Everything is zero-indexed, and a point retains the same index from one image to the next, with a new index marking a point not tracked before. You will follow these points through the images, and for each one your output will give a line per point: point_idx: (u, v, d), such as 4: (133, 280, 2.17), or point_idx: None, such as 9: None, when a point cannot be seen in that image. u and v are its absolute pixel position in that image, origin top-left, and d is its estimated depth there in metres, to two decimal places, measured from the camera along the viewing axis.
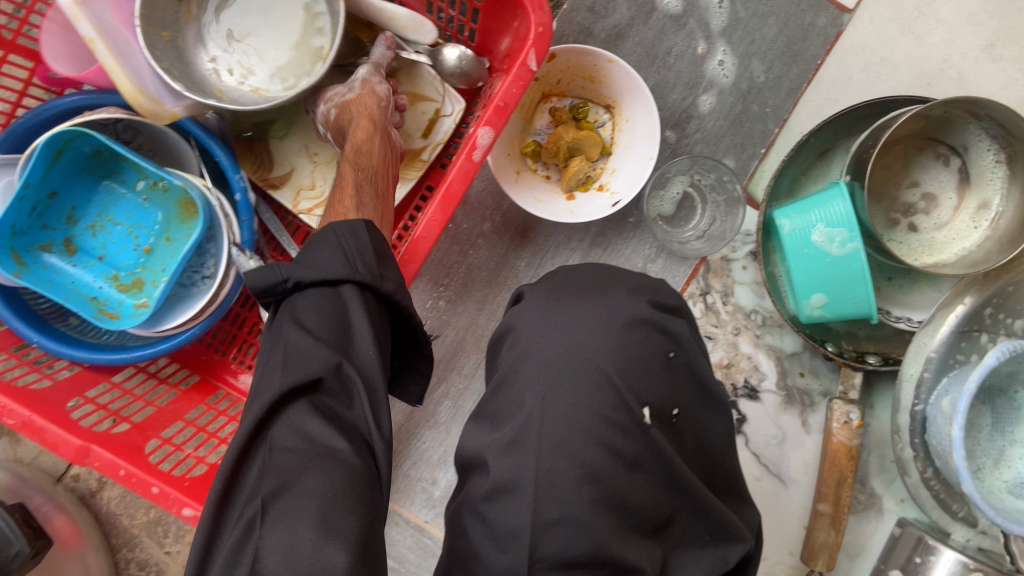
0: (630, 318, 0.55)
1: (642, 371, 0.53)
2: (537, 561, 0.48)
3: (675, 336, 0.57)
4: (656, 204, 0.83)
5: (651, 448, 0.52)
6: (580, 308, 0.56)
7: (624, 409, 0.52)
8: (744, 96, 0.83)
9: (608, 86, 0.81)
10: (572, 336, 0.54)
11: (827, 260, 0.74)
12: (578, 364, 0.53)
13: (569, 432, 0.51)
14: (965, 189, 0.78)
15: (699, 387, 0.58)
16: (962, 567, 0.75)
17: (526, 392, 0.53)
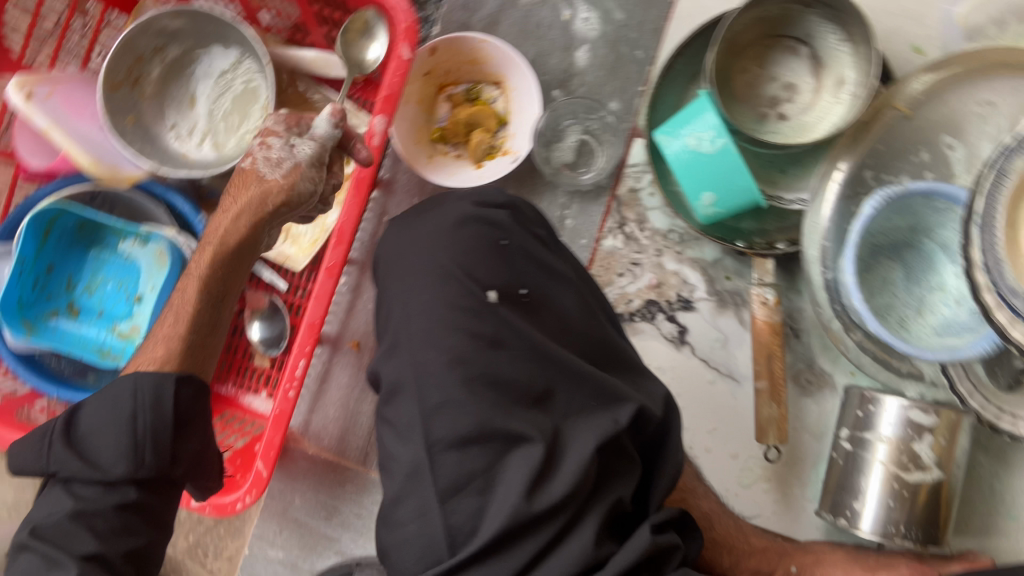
0: (459, 218, 0.67)
1: (480, 261, 0.64)
2: (434, 445, 0.58)
3: (500, 224, 0.67)
4: (558, 154, 0.92)
5: (501, 322, 0.62)
6: (425, 227, 0.68)
7: (468, 294, 0.63)
8: (615, 46, 0.93)
9: (489, 64, 0.92)
10: (422, 248, 0.67)
11: (704, 160, 0.82)
12: (438, 267, 0.65)
13: (426, 322, 0.62)
14: (819, 72, 0.85)
15: (542, 267, 0.67)
16: (903, 409, 0.78)
17: (393, 304, 0.66)
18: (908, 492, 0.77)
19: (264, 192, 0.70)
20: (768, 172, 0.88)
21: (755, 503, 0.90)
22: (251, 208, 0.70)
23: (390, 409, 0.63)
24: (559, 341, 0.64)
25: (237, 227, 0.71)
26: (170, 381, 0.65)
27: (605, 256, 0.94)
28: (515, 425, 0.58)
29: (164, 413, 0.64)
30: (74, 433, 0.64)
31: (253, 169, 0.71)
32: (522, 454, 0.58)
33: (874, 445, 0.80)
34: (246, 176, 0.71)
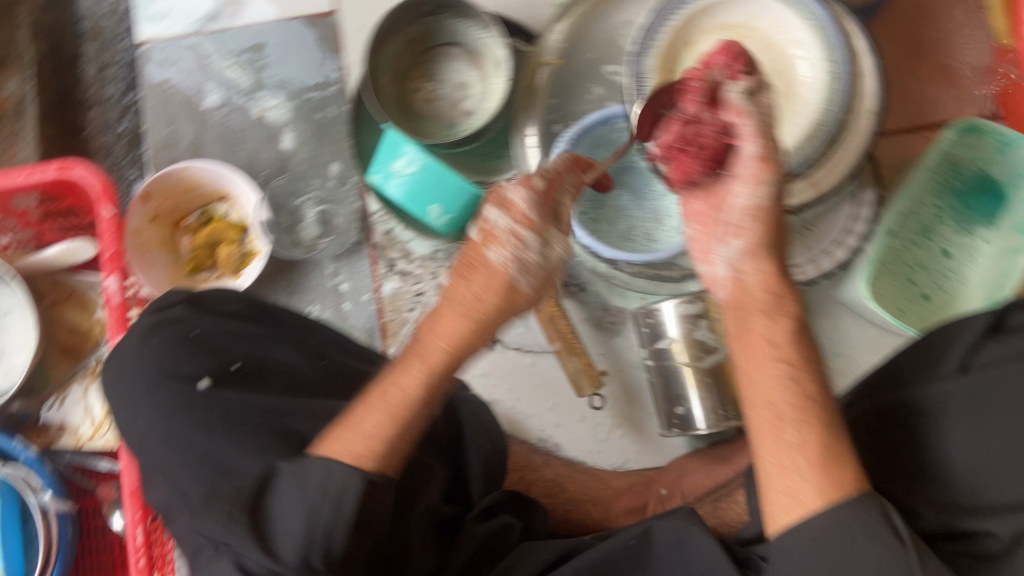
0: (149, 330, 0.70)
1: (181, 360, 0.67)
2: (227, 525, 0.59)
3: (190, 318, 0.70)
4: (305, 233, 0.97)
5: (225, 402, 0.64)
6: (122, 356, 0.70)
7: (181, 391, 0.65)
8: (311, 121, 0.99)
9: (204, 186, 0.97)
10: (130, 372, 0.68)
11: (415, 180, 0.86)
12: (148, 383, 0.66)
13: (161, 431, 0.64)
14: (479, 64, 0.91)
15: (244, 337, 0.70)
16: (677, 308, 0.82)
17: (131, 434, 0.67)
18: (711, 377, 0.82)
19: (488, 289, 0.60)
20: (486, 165, 0.93)
21: (619, 451, 0.93)
22: (461, 339, 0.60)
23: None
24: (293, 392, 0.67)
25: (421, 410, 0.59)
26: (360, 475, 0.55)
27: (391, 299, 0.97)
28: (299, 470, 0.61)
29: (346, 519, 0.54)
30: (268, 498, 0.56)
31: (496, 259, 0.61)
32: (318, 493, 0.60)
33: (670, 348, 0.83)
34: (478, 261, 0.61)
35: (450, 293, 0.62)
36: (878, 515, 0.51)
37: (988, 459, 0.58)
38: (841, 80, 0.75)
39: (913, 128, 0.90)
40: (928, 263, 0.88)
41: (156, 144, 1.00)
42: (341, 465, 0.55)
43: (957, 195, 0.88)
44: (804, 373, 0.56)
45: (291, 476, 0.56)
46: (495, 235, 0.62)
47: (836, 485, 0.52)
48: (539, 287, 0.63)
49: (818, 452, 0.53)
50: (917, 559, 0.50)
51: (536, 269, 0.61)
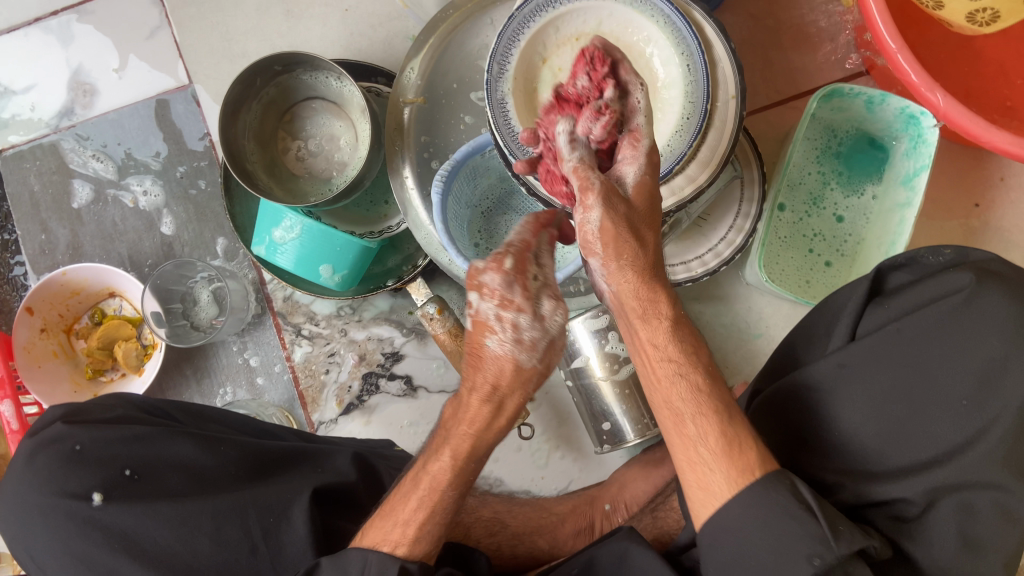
0: (27, 453, 0.62)
1: (65, 477, 0.60)
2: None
3: (66, 432, 0.63)
4: (202, 315, 0.95)
5: (122, 520, 0.59)
6: (6, 484, 0.63)
7: (72, 513, 0.59)
8: (188, 199, 0.96)
9: (90, 286, 0.93)
10: (16, 506, 0.61)
11: (300, 245, 0.84)
12: (36, 505, 0.60)
13: (65, 563, 0.59)
14: (345, 112, 0.89)
15: (132, 438, 0.63)
16: (584, 324, 0.81)
17: (34, 568, 0.61)
18: (630, 387, 0.81)
19: (514, 384, 0.57)
20: (374, 212, 0.92)
21: (562, 473, 0.92)
22: (482, 423, 0.57)
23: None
24: (198, 488, 0.62)
25: (453, 494, 0.58)
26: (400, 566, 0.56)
27: (304, 364, 0.94)
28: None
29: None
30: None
31: (497, 348, 0.56)
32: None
33: (586, 364, 0.82)
34: (481, 351, 0.57)
35: (465, 380, 0.58)
36: (785, 491, 0.52)
37: (886, 428, 0.58)
38: (700, 75, 0.74)
39: (782, 101, 0.91)
40: (823, 229, 0.88)
41: (34, 252, 0.98)
42: (378, 553, 0.57)
43: (837, 158, 0.88)
44: (692, 366, 0.56)
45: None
46: (482, 292, 0.57)
47: (745, 473, 0.53)
48: (549, 364, 0.58)
49: (721, 441, 0.54)
50: (829, 528, 0.51)
51: (533, 342, 0.56)
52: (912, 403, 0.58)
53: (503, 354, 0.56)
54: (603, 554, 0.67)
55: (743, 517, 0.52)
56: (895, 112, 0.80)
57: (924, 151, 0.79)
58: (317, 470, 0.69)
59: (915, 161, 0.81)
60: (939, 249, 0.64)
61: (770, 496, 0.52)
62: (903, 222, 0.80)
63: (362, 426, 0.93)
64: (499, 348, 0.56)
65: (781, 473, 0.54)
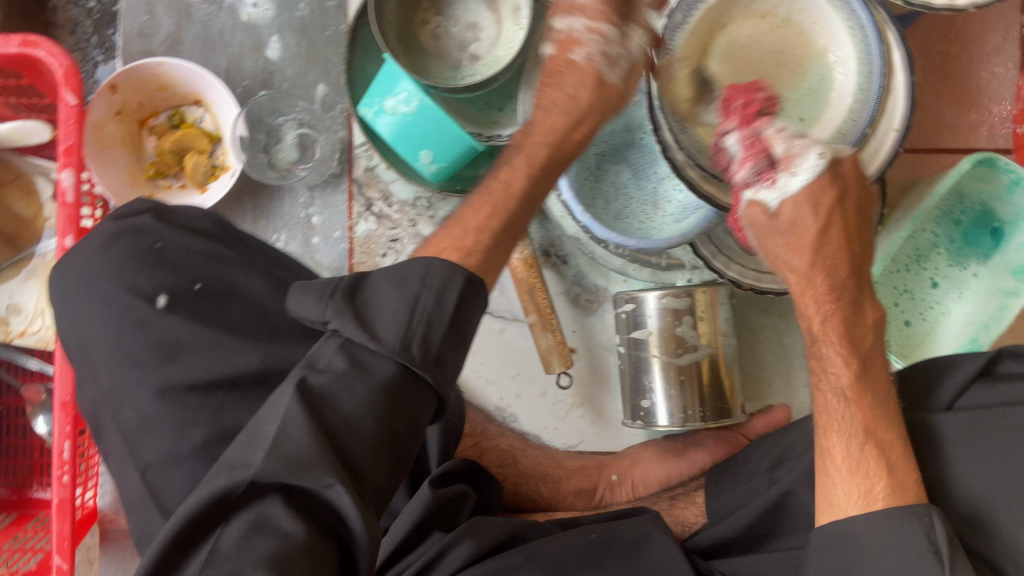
0: (107, 237, 0.60)
1: (136, 271, 0.58)
2: (148, 467, 0.54)
3: (150, 227, 0.60)
4: (281, 156, 0.90)
5: (177, 329, 0.56)
6: (74, 261, 0.60)
7: (133, 308, 0.56)
8: (304, 34, 0.91)
9: (180, 86, 0.88)
10: (78, 283, 0.58)
11: (410, 121, 0.81)
12: (99, 288, 0.58)
13: (105, 351, 0.56)
14: (495, 5, 0.85)
15: (210, 255, 0.61)
16: (659, 301, 0.79)
17: (71, 349, 0.58)
18: (684, 376, 0.79)
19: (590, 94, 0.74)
20: (485, 114, 0.88)
21: (576, 431, 0.92)
22: (557, 133, 0.74)
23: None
24: (258, 325, 0.59)
25: (518, 198, 0.69)
26: (459, 278, 0.53)
27: (363, 240, 0.92)
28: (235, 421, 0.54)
29: (448, 317, 0.51)
30: (362, 293, 0.52)
31: (579, 61, 0.74)
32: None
33: (645, 340, 0.81)
34: (567, 66, 0.74)
35: (545, 101, 0.75)
36: (913, 527, 0.53)
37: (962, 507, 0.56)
38: (873, 95, 0.70)
39: (923, 150, 0.88)
40: (914, 289, 0.87)
41: (130, 31, 0.92)
42: (450, 257, 0.61)
43: (957, 226, 0.86)
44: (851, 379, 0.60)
45: (384, 277, 0.53)
46: (568, 19, 0.74)
47: (889, 493, 0.55)
48: (626, 54, 0.73)
49: (847, 459, 0.57)
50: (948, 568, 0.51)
51: (616, 61, 0.73)
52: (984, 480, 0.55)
53: (592, 66, 0.74)
54: (620, 531, 0.67)
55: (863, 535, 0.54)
56: None
57: None
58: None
59: None
60: None
61: (897, 524, 0.53)
62: (1004, 309, 0.82)
63: None
64: (580, 55, 0.74)
65: (923, 506, 0.54)
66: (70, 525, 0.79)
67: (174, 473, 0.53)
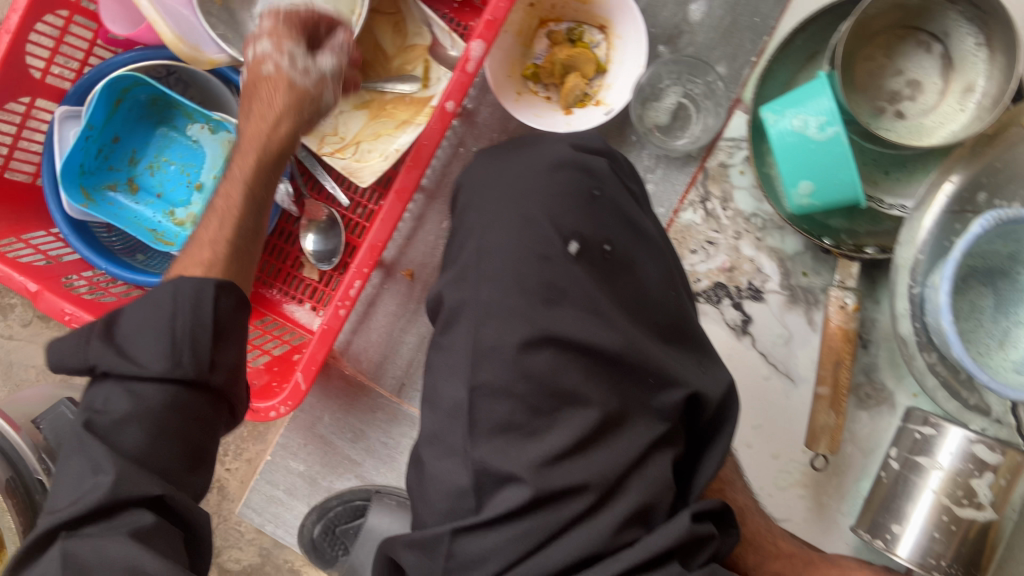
0: (555, 162, 0.64)
1: (566, 208, 0.61)
2: (477, 387, 0.57)
3: (597, 175, 0.64)
4: (651, 115, 0.87)
5: (574, 280, 0.59)
6: (515, 168, 0.65)
7: (548, 240, 0.60)
8: (733, 10, 0.87)
9: (598, 5, 0.86)
10: (510, 191, 0.63)
11: (811, 147, 0.77)
12: (523, 203, 0.62)
13: (502, 264, 0.59)
14: (948, 74, 0.79)
15: (629, 226, 0.63)
16: (968, 442, 0.75)
17: (469, 236, 0.63)
18: (955, 527, 0.74)
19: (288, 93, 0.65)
20: (868, 170, 0.84)
21: (787, 507, 0.88)
22: None
23: (445, 342, 0.61)
24: (630, 309, 0.61)
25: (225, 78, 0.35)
26: (211, 288, 0.57)
27: (681, 229, 0.90)
28: (573, 385, 0.57)
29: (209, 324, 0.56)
30: (118, 332, 0.55)
31: None
32: (577, 414, 0.57)
33: (928, 471, 0.76)
34: None
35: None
36: None
37: None
38: None
39: None
40: None
41: None
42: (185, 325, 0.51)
43: None
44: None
45: (140, 304, 0.56)
46: None
47: None
48: None
49: None
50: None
51: None
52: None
53: None
54: None
55: None
56: None
57: None
58: (700, 370, 0.63)
59: None
60: None
61: None
62: None
63: None
64: None
65: None
66: (326, 352, 0.81)
67: (502, 401, 0.56)
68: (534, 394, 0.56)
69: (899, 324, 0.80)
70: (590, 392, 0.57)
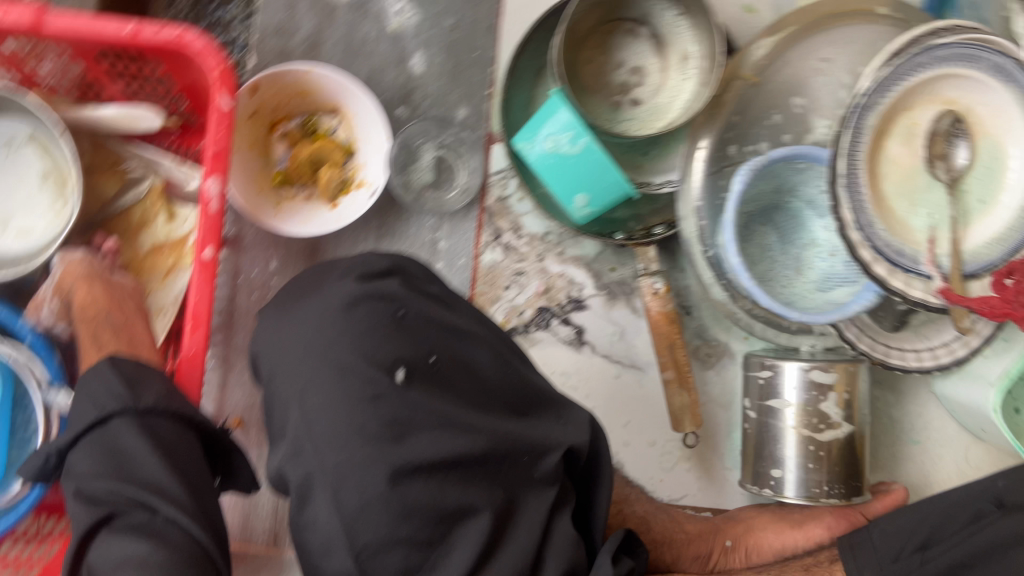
0: (348, 299, 0.57)
1: (377, 339, 0.56)
2: (362, 551, 0.51)
3: (395, 295, 0.58)
4: (416, 177, 0.87)
5: (414, 407, 0.54)
6: (305, 316, 0.58)
7: (372, 380, 0.54)
8: (451, 52, 0.87)
9: (321, 93, 0.83)
10: (311, 343, 0.56)
11: (571, 161, 0.79)
12: (329, 352, 0.55)
13: (335, 426, 0.53)
14: (664, 51, 0.83)
15: (446, 327, 0.59)
16: (805, 372, 0.80)
17: (287, 407, 0.56)
18: (822, 452, 0.79)
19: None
20: (631, 156, 0.87)
21: (681, 484, 0.91)
22: None
23: (304, 517, 0.54)
24: (478, 404, 0.57)
25: None
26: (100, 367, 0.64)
27: (487, 271, 0.89)
28: (456, 500, 0.53)
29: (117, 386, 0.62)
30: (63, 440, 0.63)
31: None
32: (467, 526, 0.53)
33: (782, 411, 0.81)
34: None
35: None
36: None
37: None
38: None
39: None
40: None
41: (266, 27, 0.86)
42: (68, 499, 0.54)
43: None
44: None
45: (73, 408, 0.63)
46: None
47: None
48: None
49: None
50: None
51: None
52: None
53: None
54: None
55: None
56: None
57: None
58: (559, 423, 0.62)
59: None
60: None
61: None
62: None
63: None
64: None
65: None
66: None
67: (391, 556, 0.51)
68: (421, 528, 0.52)
69: (712, 289, 0.84)
70: (474, 498, 0.54)
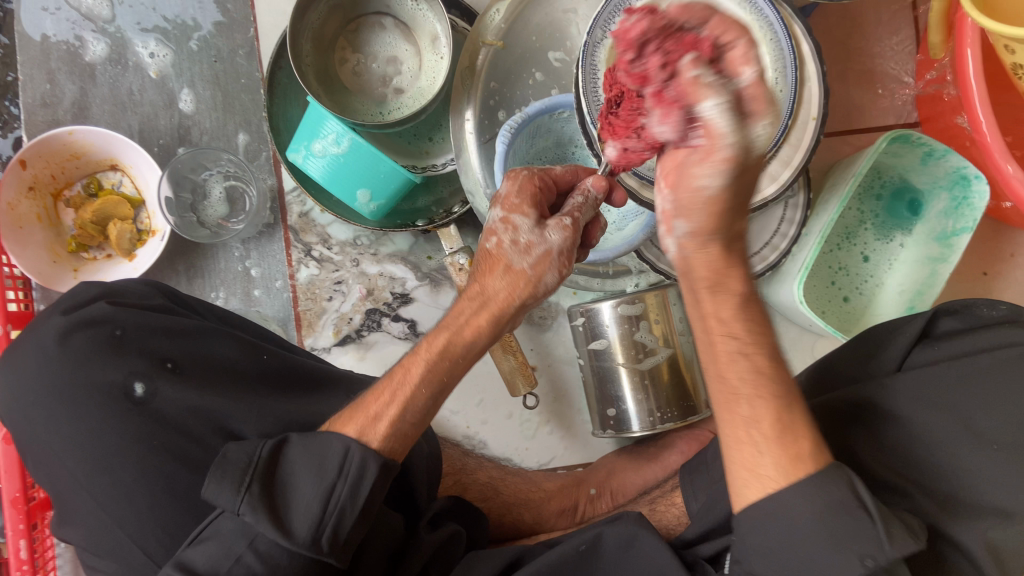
0: (62, 333, 0.58)
1: (98, 362, 0.57)
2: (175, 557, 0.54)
3: (110, 316, 0.59)
4: (209, 213, 0.88)
5: (163, 415, 0.56)
6: (25, 355, 0.59)
7: (115, 399, 0.56)
8: (218, 85, 0.88)
9: (93, 152, 0.84)
10: (42, 386, 0.57)
11: (341, 161, 0.78)
12: (63, 390, 0.57)
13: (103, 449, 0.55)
14: (412, 36, 0.85)
15: (176, 332, 0.60)
16: (614, 309, 0.80)
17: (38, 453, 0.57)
18: (646, 378, 0.81)
19: (509, 288, 0.54)
20: (416, 145, 0.89)
21: (547, 448, 0.92)
22: None
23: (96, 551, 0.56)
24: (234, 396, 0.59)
25: None
26: None
27: (306, 287, 0.90)
28: None
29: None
30: None
31: None
32: None
33: (605, 351, 0.82)
34: None
35: None
36: (840, 485, 0.47)
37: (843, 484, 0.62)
38: (788, 90, 0.70)
39: (849, 67, 0.92)
40: (848, 265, 0.91)
41: (32, 102, 0.87)
42: None
43: (879, 200, 0.91)
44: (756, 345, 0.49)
45: None
46: None
47: (797, 466, 0.48)
48: None
49: (774, 428, 0.49)
50: (883, 529, 0.47)
51: None
52: (962, 440, 0.56)
53: None
54: (607, 532, 0.66)
55: (798, 512, 0.47)
56: (947, 170, 0.82)
57: (969, 213, 0.82)
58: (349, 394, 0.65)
59: (955, 221, 0.84)
60: (997, 304, 0.65)
61: (825, 490, 0.47)
62: (935, 274, 0.85)
63: (355, 360, 0.90)
64: None
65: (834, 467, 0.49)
66: None
67: None
68: None
69: None
70: None
